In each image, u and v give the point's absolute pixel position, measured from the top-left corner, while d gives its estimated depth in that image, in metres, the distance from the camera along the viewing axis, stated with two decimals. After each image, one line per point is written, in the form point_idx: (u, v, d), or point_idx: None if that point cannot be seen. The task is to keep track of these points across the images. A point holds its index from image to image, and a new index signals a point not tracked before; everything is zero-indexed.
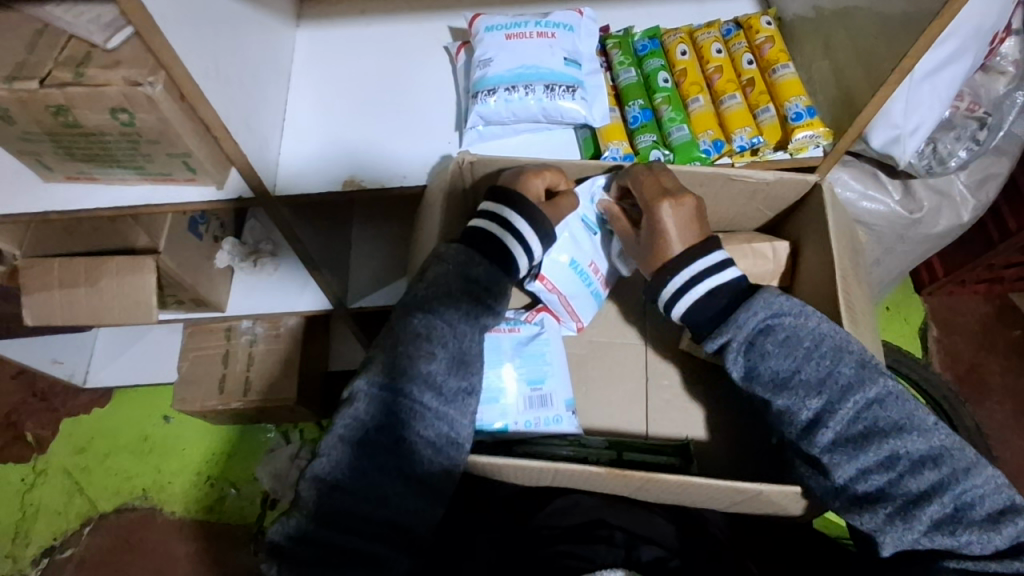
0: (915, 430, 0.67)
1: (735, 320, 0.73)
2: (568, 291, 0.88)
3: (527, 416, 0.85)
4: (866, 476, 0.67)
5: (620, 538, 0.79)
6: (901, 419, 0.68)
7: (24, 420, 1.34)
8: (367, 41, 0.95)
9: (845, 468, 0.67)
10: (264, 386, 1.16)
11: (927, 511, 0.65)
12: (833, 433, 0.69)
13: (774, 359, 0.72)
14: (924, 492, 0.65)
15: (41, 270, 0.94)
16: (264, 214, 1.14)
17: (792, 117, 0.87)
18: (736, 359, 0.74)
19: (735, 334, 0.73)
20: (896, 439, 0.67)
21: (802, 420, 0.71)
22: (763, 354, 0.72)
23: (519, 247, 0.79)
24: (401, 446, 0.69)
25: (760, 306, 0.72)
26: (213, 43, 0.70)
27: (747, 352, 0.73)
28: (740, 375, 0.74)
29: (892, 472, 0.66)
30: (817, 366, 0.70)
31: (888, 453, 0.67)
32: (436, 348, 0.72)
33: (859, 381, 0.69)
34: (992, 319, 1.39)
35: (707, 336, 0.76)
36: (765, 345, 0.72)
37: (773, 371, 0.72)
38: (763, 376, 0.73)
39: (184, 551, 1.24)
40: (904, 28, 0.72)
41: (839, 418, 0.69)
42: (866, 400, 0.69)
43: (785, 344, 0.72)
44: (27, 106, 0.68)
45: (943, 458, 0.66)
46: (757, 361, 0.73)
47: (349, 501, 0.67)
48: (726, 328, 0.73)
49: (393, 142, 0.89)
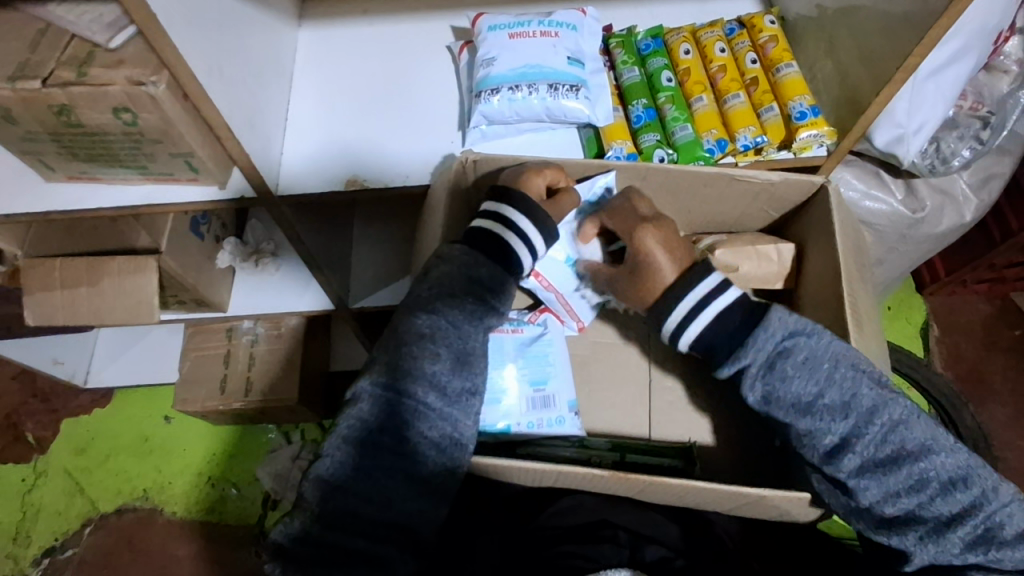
0: (941, 451, 0.67)
1: (754, 343, 0.71)
2: (565, 290, 0.90)
3: (530, 417, 0.85)
4: (894, 499, 0.67)
5: (624, 538, 0.78)
6: (927, 441, 0.67)
7: (25, 420, 1.34)
8: (369, 40, 0.95)
9: (873, 492, 0.67)
10: (265, 387, 1.15)
11: (959, 532, 0.65)
12: (860, 459, 0.68)
13: (796, 383, 0.70)
14: (955, 515, 0.66)
15: (42, 270, 0.94)
16: (266, 214, 1.13)
17: (796, 116, 0.86)
18: (754, 385, 0.72)
19: (754, 358, 0.71)
20: (924, 462, 0.67)
21: (826, 444, 0.69)
22: (783, 379, 0.70)
23: (521, 246, 0.78)
24: (406, 447, 0.69)
25: (776, 328, 0.71)
26: (215, 42, 0.69)
27: (766, 376, 0.71)
28: (757, 400, 0.72)
29: (922, 496, 0.66)
30: (841, 390, 0.69)
31: (917, 477, 0.67)
32: (443, 348, 0.72)
33: (882, 404, 0.68)
34: (994, 319, 1.39)
35: (722, 363, 0.74)
36: (784, 369, 0.70)
37: (794, 396, 0.70)
38: (783, 401, 0.71)
39: (185, 551, 1.24)
40: (908, 27, 0.72)
41: (865, 444, 0.68)
42: (891, 423, 0.68)
43: (806, 367, 0.70)
44: (29, 106, 0.67)
45: (972, 478, 0.67)
46: (777, 386, 0.71)
47: (355, 502, 0.67)
48: (744, 353, 0.71)
49: (396, 142, 0.88)
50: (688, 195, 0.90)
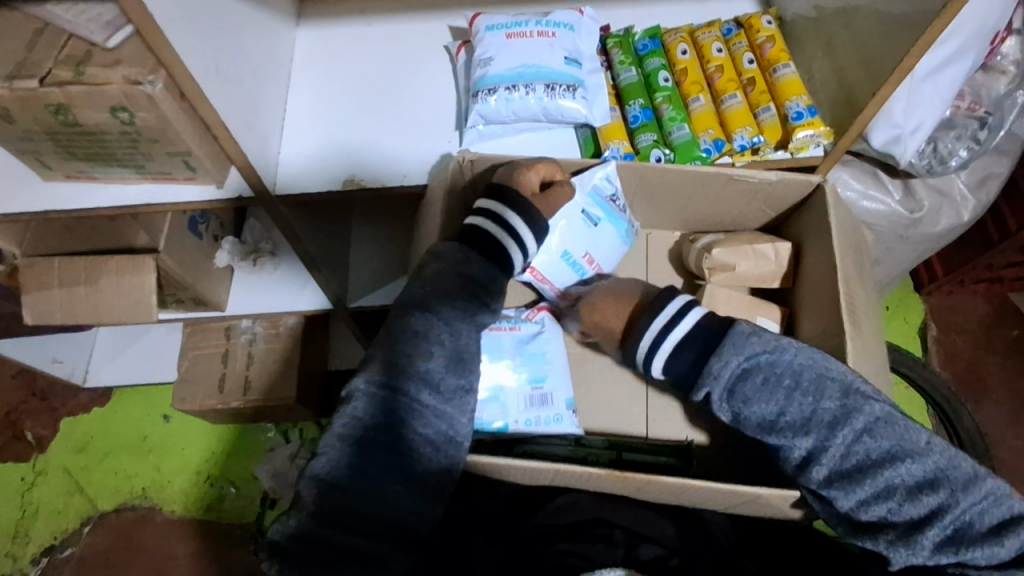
0: (907, 455, 0.67)
1: (710, 371, 0.74)
2: (558, 281, 0.91)
3: (528, 414, 0.85)
4: (866, 506, 0.67)
5: (620, 536, 0.79)
6: (892, 448, 0.67)
7: (24, 419, 1.34)
8: (367, 40, 0.95)
9: (843, 501, 0.67)
10: (263, 386, 1.16)
11: (929, 535, 0.65)
12: (827, 469, 0.68)
13: (757, 406, 0.72)
14: (925, 517, 0.65)
15: (40, 269, 0.94)
16: (265, 214, 1.14)
17: (793, 116, 0.87)
18: (722, 406, 0.74)
19: (714, 385, 0.74)
20: (889, 468, 0.67)
21: (796, 458, 0.71)
22: (745, 400, 0.72)
23: (514, 243, 0.79)
24: (395, 445, 0.69)
25: (730, 354, 0.73)
26: (214, 42, 0.70)
27: (730, 400, 0.74)
28: (728, 420, 0.75)
29: (891, 502, 0.66)
30: (801, 406, 0.70)
31: (883, 484, 0.67)
32: (434, 347, 0.72)
33: (845, 415, 0.69)
34: (992, 319, 1.39)
35: (692, 387, 0.76)
36: (745, 390, 0.72)
37: (758, 416, 0.72)
38: (749, 421, 0.73)
39: (184, 550, 1.24)
40: (905, 27, 0.72)
41: (831, 454, 0.68)
42: (855, 433, 0.68)
43: (765, 387, 0.72)
44: (28, 105, 0.68)
45: (939, 480, 0.66)
46: (741, 407, 0.73)
47: (348, 500, 0.67)
48: (703, 381, 0.74)
49: (393, 141, 0.88)
50: (685, 195, 0.90)
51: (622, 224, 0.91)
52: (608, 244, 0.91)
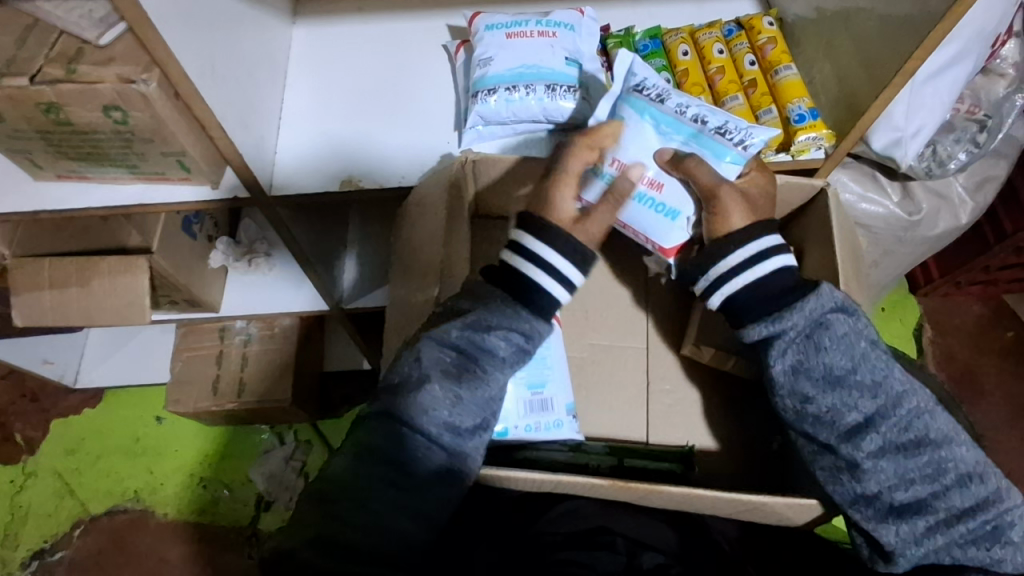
0: (961, 443, 0.70)
1: (801, 307, 0.71)
2: None
3: (527, 420, 0.83)
4: (907, 484, 0.68)
5: (622, 545, 0.77)
6: (949, 431, 0.70)
7: (13, 421, 1.32)
8: (363, 38, 0.94)
9: (887, 473, 0.68)
10: (257, 387, 1.14)
11: (967, 525, 0.66)
12: (880, 439, 0.69)
13: (832, 354, 0.71)
14: (967, 508, 0.67)
15: (30, 270, 0.92)
16: (258, 213, 1.10)
17: (796, 118, 0.86)
18: (785, 352, 0.72)
19: (796, 323, 0.71)
20: (945, 450, 0.69)
21: (847, 421, 0.70)
22: (819, 349, 0.71)
23: (539, 270, 0.75)
24: (413, 468, 0.70)
25: (826, 297, 0.71)
26: (209, 39, 0.69)
27: (803, 345, 0.72)
28: (785, 369, 0.72)
29: (937, 484, 0.68)
30: (872, 369, 0.71)
31: (935, 464, 0.68)
32: (450, 367, 0.73)
33: (909, 391, 0.71)
34: (987, 321, 1.39)
35: (749, 324, 0.74)
36: (823, 339, 0.71)
37: (827, 367, 0.71)
38: (814, 370, 0.71)
39: (178, 553, 1.23)
40: (907, 29, 0.72)
41: (888, 424, 0.70)
42: (917, 410, 0.70)
43: (844, 341, 0.71)
44: (18, 104, 0.66)
45: (987, 474, 0.68)
46: (812, 355, 0.71)
47: (338, 522, 0.66)
48: (787, 316, 0.71)
49: (389, 140, 0.87)
50: None
51: (663, 115, 0.80)
52: (645, 147, 0.81)
